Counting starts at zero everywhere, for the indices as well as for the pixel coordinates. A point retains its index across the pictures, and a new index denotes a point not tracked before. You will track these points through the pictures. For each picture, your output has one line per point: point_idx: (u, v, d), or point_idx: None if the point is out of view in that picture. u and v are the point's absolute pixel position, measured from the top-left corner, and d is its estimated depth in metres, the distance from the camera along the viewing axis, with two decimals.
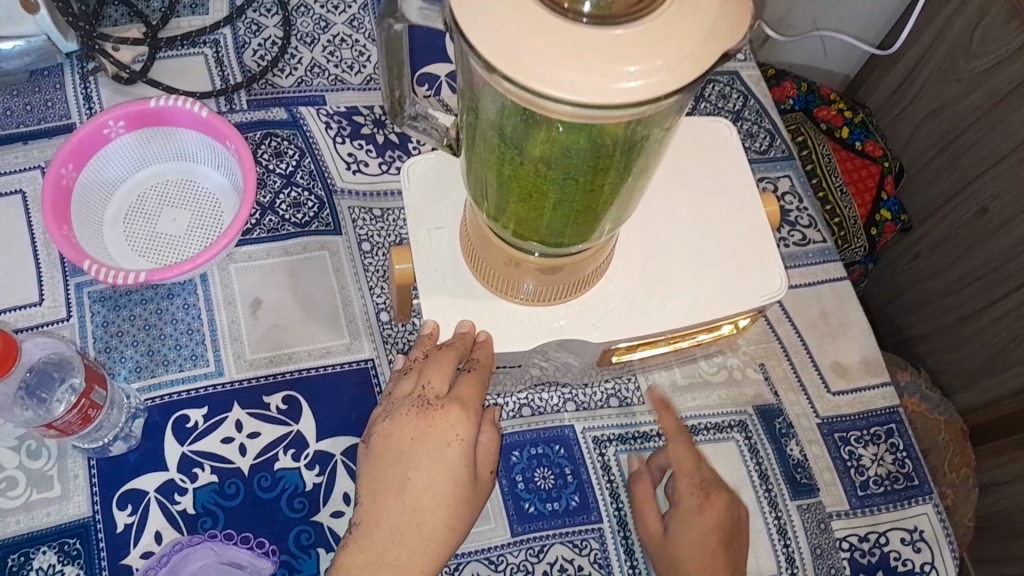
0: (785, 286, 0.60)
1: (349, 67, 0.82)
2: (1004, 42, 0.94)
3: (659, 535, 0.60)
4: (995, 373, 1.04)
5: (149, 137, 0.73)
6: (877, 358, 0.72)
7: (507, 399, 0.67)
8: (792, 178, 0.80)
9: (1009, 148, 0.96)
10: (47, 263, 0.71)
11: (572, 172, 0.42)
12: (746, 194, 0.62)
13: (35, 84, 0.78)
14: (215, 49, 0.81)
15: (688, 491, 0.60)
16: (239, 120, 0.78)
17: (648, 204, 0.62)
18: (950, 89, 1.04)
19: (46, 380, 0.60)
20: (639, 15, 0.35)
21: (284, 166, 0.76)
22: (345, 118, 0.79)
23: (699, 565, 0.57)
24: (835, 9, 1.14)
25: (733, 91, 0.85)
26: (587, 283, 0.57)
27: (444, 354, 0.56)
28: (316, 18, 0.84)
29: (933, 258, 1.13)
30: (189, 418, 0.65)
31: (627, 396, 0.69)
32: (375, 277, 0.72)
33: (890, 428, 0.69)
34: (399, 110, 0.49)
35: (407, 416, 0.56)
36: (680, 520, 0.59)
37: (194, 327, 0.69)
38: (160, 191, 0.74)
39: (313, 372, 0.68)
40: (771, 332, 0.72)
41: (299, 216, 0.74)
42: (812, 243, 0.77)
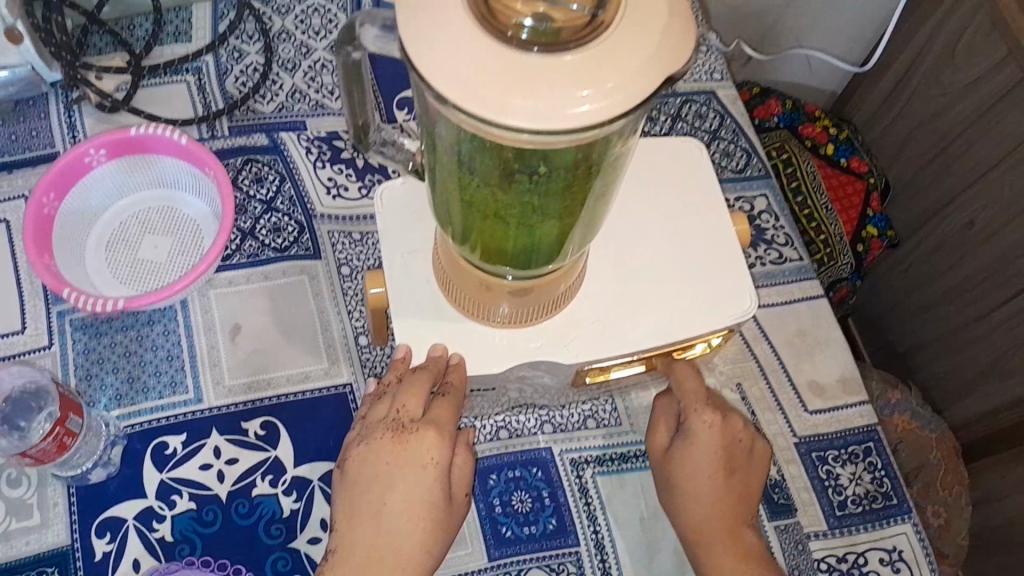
0: (756, 305, 0.60)
1: (329, 92, 0.83)
2: (988, 53, 0.94)
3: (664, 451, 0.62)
4: (987, 386, 1.04)
5: (131, 165, 0.74)
6: (855, 376, 0.72)
7: (484, 422, 0.68)
8: (769, 197, 0.81)
9: (999, 156, 0.96)
10: (30, 291, 0.71)
11: (529, 199, 0.42)
12: (717, 214, 0.63)
13: (20, 114, 0.79)
14: (197, 76, 0.82)
15: (693, 408, 0.61)
16: (220, 147, 0.79)
17: (620, 227, 0.62)
18: (935, 102, 1.05)
19: (23, 408, 0.61)
20: (586, 40, 0.35)
21: (265, 192, 0.77)
22: (325, 143, 0.79)
23: (700, 482, 0.59)
24: (818, 26, 1.15)
25: (710, 111, 0.86)
26: (560, 303, 0.57)
27: (417, 378, 0.56)
28: (297, 43, 0.85)
29: (922, 273, 1.13)
30: (168, 445, 0.66)
31: (604, 418, 0.69)
32: (354, 300, 0.72)
33: (868, 447, 0.69)
34: (363, 136, 0.50)
35: (381, 441, 0.56)
36: (684, 439, 0.61)
37: (174, 353, 0.69)
38: (142, 218, 0.75)
39: (291, 397, 0.68)
40: (749, 352, 0.72)
41: (279, 241, 0.74)
42: (789, 261, 0.77)
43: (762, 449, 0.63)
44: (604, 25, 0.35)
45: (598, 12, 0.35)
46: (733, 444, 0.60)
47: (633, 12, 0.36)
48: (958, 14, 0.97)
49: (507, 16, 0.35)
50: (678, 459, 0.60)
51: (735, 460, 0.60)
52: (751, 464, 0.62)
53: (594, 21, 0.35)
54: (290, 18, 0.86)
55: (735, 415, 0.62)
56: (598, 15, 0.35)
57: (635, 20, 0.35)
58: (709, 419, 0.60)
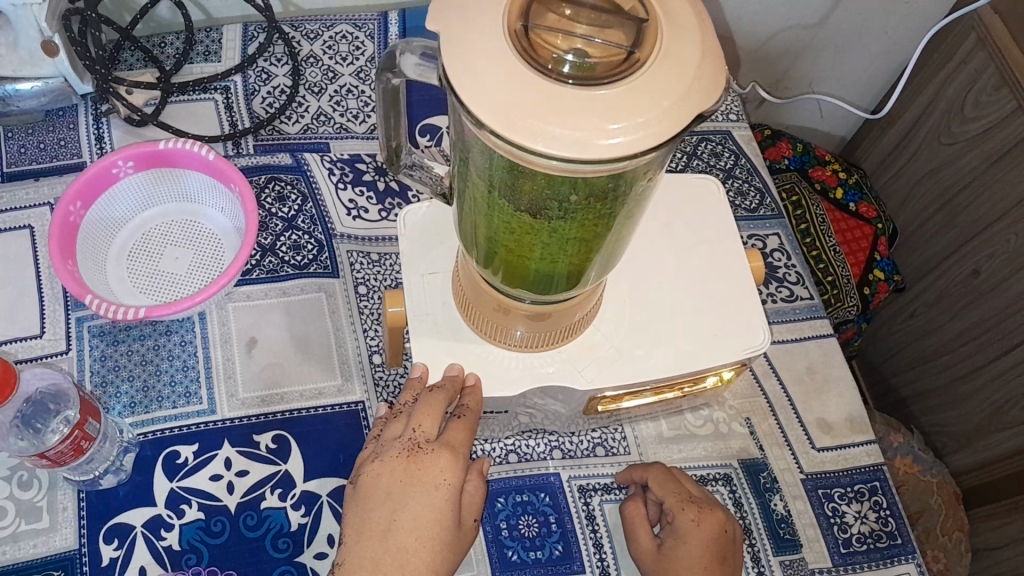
0: (768, 341, 0.61)
1: (354, 116, 0.85)
2: (997, 106, 0.96)
3: (653, 551, 0.61)
4: (989, 435, 1.04)
5: (156, 178, 0.76)
6: (862, 415, 0.73)
7: (494, 445, 0.68)
8: (781, 236, 0.82)
9: (1005, 209, 0.97)
10: (50, 297, 0.72)
11: (558, 223, 0.43)
12: (731, 249, 0.64)
13: (50, 124, 0.81)
14: (226, 95, 0.84)
15: (679, 506, 0.61)
16: (244, 164, 0.80)
17: (635, 257, 0.63)
18: (943, 151, 1.07)
19: (41, 411, 0.62)
20: (621, 76, 0.36)
21: (287, 210, 0.78)
22: (348, 166, 0.81)
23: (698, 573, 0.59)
24: (831, 74, 1.17)
25: (725, 150, 0.88)
26: (573, 331, 0.58)
27: (434, 396, 0.57)
28: (324, 68, 0.87)
29: (928, 317, 1.14)
30: (179, 454, 0.66)
31: (613, 446, 0.70)
32: (370, 319, 0.73)
33: (873, 486, 0.69)
34: (395, 159, 0.52)
35: (396, 459, 0.56)
36: (675, 539, 0.60)
37: (189, 363, 0.70)
38: (164, 231, 0.76)
39: (304, 412, 0.68)
40: (758, 387, 0.73)
41: (299, 258, 0.76)
42: (799, 300, 0.79)
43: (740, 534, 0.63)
44: (640, 62, 0.37)
45: (634, 50, 0.37)
46: (723, 534, 0.60)
47: (669, 51, 0.37)
48: (967, 69, 0.99)
49: (547, 50, 0.37)
50: (676, 563, 0.59)
51: (726, 548, 0.60)
52: (738, 556, 0.62)
53: (630, 58, 0.37)
54: (318, 43, 0.89)
55: (715, 505, 0.62)
56: (634, 53, 0.37)
57: (670, 58, 0.37)
58: (696, 516, 0.60)
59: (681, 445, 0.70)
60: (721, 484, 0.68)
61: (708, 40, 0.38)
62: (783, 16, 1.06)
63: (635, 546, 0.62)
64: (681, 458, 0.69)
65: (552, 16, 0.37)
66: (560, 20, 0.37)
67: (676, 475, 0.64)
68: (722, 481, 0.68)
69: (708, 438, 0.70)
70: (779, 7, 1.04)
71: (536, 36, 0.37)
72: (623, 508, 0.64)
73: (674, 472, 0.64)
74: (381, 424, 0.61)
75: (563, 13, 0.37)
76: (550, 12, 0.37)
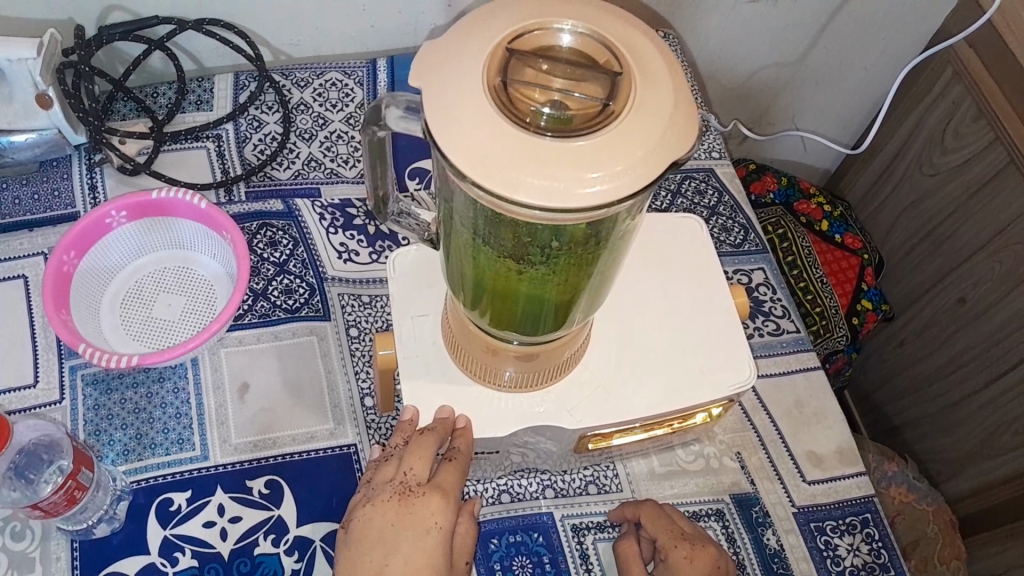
0: (754, 376, 0.61)
1: (344, 161, 0.86)
2: (976, 137, 0.98)
3: None
4: (981, 461, 1.04)
5: (150, 226, 0.77)
6: (852, 447, 0.73)
7: (486, 485, 0.68)
8: (765, 270, 0.83)
9: (989, 236, 0.99)
10: (45, 346, 0.73)
11: (541, 270, 0.45)
12: (715, 287, 0.65)
13: (43, 174, 0.82)
14: (217, 143, 0.86)
15: (673, 544, 0.61)
16: (237, 211, 0.82)
17: (619, 296, 0.65)
18: (926, 182, 1.09)
19: (36, 461, 0.62)
20: (598, 127, 0.38)
21: (279, 255, 0.79)
22: (339, 210, 0.83)
23: None
24: (812, 108, 1.20)
25: (708, 187, 0.89)
26: (564, 369, 0.59)
27: (425, 439, 0.57)
28: (315, 115, 0.89)
29: (918, 345, 1.15)
30: (172, 501, 0.66)
31: (605, 484, 0.70)
32: (361, 361, 0.74)
33: (865, 518, 0.70)
34: (382, 207, 0.53)
35: (387, 503, 0.56)
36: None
37: (182, 411, 0.70)
38: (157, 278, 0.77)
39: (296, 457, 0.69)
40: (747, 422, 0.74)
41: (290, 302, 0.76)
42: (786, 333, 0.80)
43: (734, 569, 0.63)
44: (615, 113, 0.38)
45: (609, 102, 0.39)
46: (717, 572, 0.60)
47: (642, 102, 0.38)
48: (946, 101, 1.02)
49: (525, 104, 0.39)
50: None
51: None
52: None
53: (605, 109, 0.38)
54: (308, 91, 0.90)
55: (708, 542, 0.62)
56: (609, 105, 0.39)
57: (644, 108, 0.38)
58: (688, 554, 0.61)
59: (673, 481, 0.70)
60: (713, 520, 0.68)
61: (680, 90, 0.40)
62: (763, 54, 1.08)
63: None
64: (673, 494, 0.70)
65: (529, 72, 0.39)
66: (538, 75, 0.39)
67: (669, 512, 0.64)
68: (714, 516, 0.69)
69: (699, 474, 0.71)
70: (759, 45, 1.07)
71: (515, 90, 0.39)
72: (616, 547, 0.64)
73: (666, 509, 0.65)
74: (374, 465, 0.61)
75: (540, 68, 0.40)
76: (527, 67, 0.40)
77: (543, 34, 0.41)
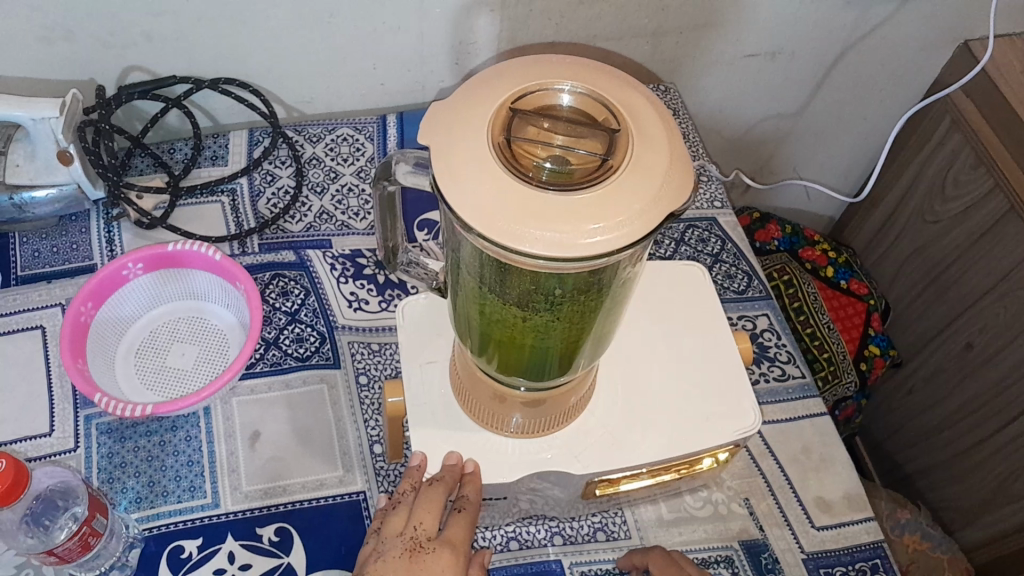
0: (759, 422, 0.62)
1: (355, 214, 0.89)
2: (975, 185, 1.00)
3: None
4: (996, 508, 1.03)
5: (165, 277, 0.79)
6: (860, 492, 0.73)
7: (494, 533, 0.68)
8: (770, 316, 0.84)
9: (994, 281, 0.99)
10: (60, 395, 0.74)
11: (547, 317, 0.46)
12: (719, 333, 0.66)
13: (62, 228, 0.85)
14: (232, 197, 0.89)
15: None
16: (250, 262, 0.83)
17: (624, 343, 0.66)
18: (929, 229, 1.10)
19: (50, 508, 0.62)
20: (598, 181, 0.39)
21: (290, 304, 0.81)
22: (349, 261, 0.84)
23: None
24: (813, 158, 1.22)
25: (712, 235, 0.91)
26: (571, 415, 0.60)
27: (433, 492, 0.58)
28: (326, 169, 0.92)
29: (927, 391, 1.15)
30: (183, 549, 0.66)
31: (613, 530, 0.70)
32: (370, 409, 0.75)
33: (875, 563, 0.69)
34: (393, 258, 0.55)
35: (397, 559, 0.57)
36: None
37: (194, 459, 0.71)
38: (172, 327, 0.79)
39: (306, 504, 0.69)
40: (755, 467, 0.74)
41: (301, 350, 0.78)
42: (791, 378, 0.80)
43: None
44: (613, 168, 0.40)
45: (608, 157, 0.41)
46: None
47: (640, 157, 0.40)
48: (945, 149, 1.04)
49: (528, 159, 0.41)
50: None
51: None
52: None
53: (604, 164, 0.40)
54: (321, 146, 0.93)
55: None
56: (608, 160, 0.40)
57: (642, 162, 0.40)
58: None
59: (681, 528, 0.70)
60: (722, 566, 0.68)
61: (676, 146, 0.42)
62: (763, 106, 1.11)
63: None
64: (682, 540, 0.69)
65: (531, 129, 0.42)
66: (540, 132, 0.42)
67: (676, 557, 0.64)
68: (723, 563, 0.68)
69: (708, 520, 0.71)
70: (759, 99, 1.09)
71: (518, 146, 0.41)
72: None
73: (673, 554, 0.64)
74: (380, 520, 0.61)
75: (541, 126, 0.42)
76: (530, 125, 0.42)
77: (544, 95, 0.43)
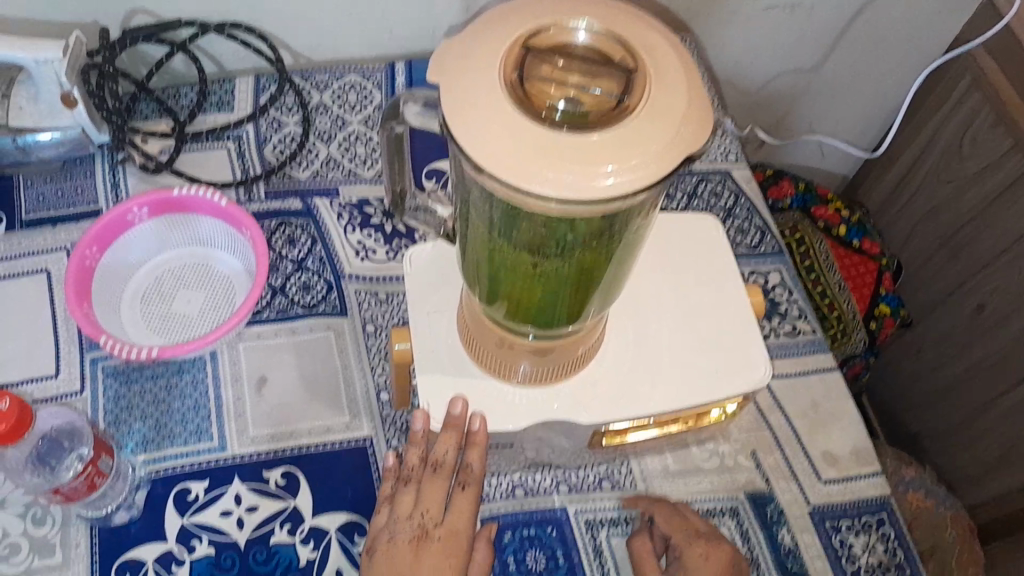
0: (769, 376, 0.61)
1: (362, 162, 0.87)
2: (993, 144, 0.98)
3: None
4: (1002, 470, 1.03)
5: (171, 223, 0.78)
6: (868, 448, 0.73)
7: (501, 480, 0.68)
8: (782, 272, 0.83)
9: (1008, 243, 0.98)
10: (66, 339, 0.74)
11: (562, 262, 0.45)
12: (731, 286, 0.66)
13: (67, 172, 0.84)
14: (238, 143, 0.87)
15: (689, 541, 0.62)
16: (256, 210, 0.83)
17: (634, 296, 0.65)
18: (944, 189, 1.08)
19: (56, 449, 0.63)
20: (612, 123, 0.38)
21: (297, 253, 0.80)
22: (356, 210, 0.83)
23: None
24: (828, 114, 1.20)
25: (725, 190, 0.89)
26: (579, 364, 0.59)
27: (439, 480, 0.61)
28: (334, 117, 0.90)
29: (936, 352, 1.14)
30: (190, 491, 0.66)
31: (619, 480, 0.70)
32: (377, 357, 0.74)
33: (881, 517, 0.69)
34: (400, 203, 0.55)
35: (403, 546, 0.58)
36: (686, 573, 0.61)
37: (201, 403, 0.71)
38: (178, 273, 0.78)
39: (313, 449, 0.69)
40: (762, 421, 0.74)
41: (308, 299, 0.77)
42: (802, 334, 0.80)
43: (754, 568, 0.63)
44: (629, 109, 0.39)
45: (624, 98, 0.39)
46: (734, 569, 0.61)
47: (657, 98, 0.39)
48: (964, 108, 1.01)
49: (541, 99, 0.39)
50: None
51: None
52: None
53: (619, 105, 0.39)
54: (328, 93, 0.91)
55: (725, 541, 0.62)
56: (623, 101, 0.39)
57: (659, 104, 0.39)
58: (703, 552, 0.61)
59: (687, 479, 0.70)
60: (727, 517, 0.68)
61: (695, 88, 0.40)
62: (780, 60, 1.09)
63: None
64: (688, 492, 0.69)
65: (545, 68, 0.40)
66: (554, 71, 0.40)
67: (683, 510, 0.65)
68: (728, 514, 0.68)
69: (714, 472, 0.71)
70: (775, 53, 1.07)
71: (531, 86, 0.40)
72: (630, 544, 0.64)
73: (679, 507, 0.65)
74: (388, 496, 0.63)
75: (556, 65, 0.41)
76: (544, 63, 0.40)
77: (558, 33, 0.42)
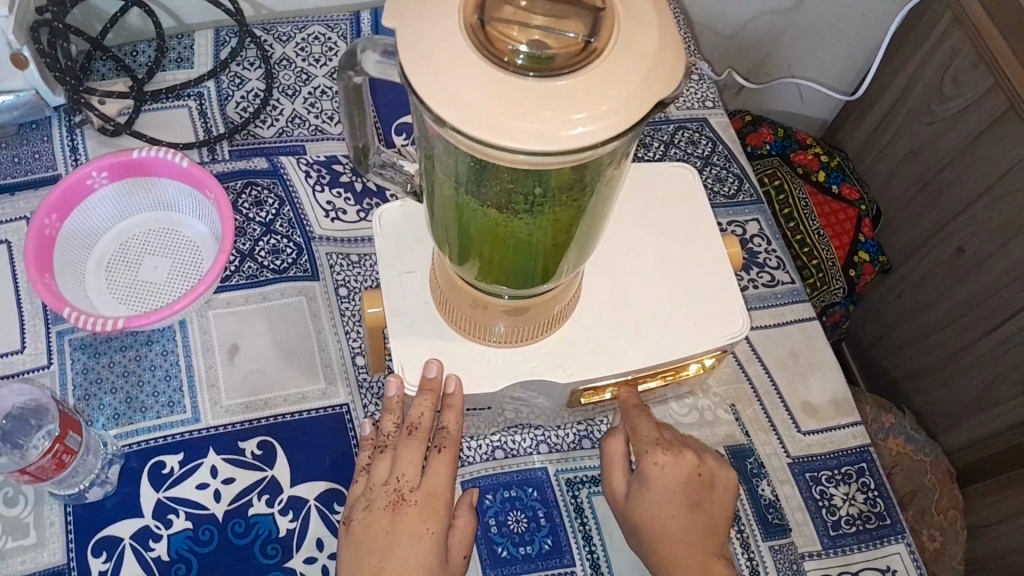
0: (748, 326, 0.61)
1: (329, 118, 0.85)
2: (973, 86, 0.97)
3: (623, 497, 0.62)
4: (980, 412, 1.04)
5: (132, 187, 0.75)
6: (847, 397, 0.73)
7: (479, 442, 0.68)
8: (760, 221, 0.82)
9: (988, 185, 0.97)
10: (30, 312, 0.72)
11: (533, 222, 0.44)
12: (709, 236, 0.64)
13: (22, 137, 0.80)
14: (199, 101, 0.84)
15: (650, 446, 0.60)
16: (220, 170, 0.80)
17: (611, 249, 0.63)
18: (924, 131, 1.07)
19: (22, 426, 0.62)
20: (580, 66, 0.36)
21: (264, 215, 0.78)
22: (324, 167, 0.81)
23: (665, 519, 0.60)
24: (807, 56, 1.18)
25: (702, 137, 0.88)
26: (554, 323, 0.58)
27: (410, 443, 0.60)
28: (298, 71, 0.87)
29: (916, 296, 1.14)
30: (165, 464, 0.66)
31: (598, 438, 0.70)
32: (351, 321, 0.73)
33: (861, 467, 0.70)
34: (363, 158, 0.52)
35: (378, 512, 0.58)
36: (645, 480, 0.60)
37: (171, 373, 0.70)
38: (142, 240, 0.76)
39: (290, 416, 0.68)
40: (741, 373, 0.73)
41: (278, 263, 0.75)
42: (780, 284, 0.79)
43: (723, 476, 0.62)
44: (597, 53, 0.36)
45: (592, 39, 0.36)
46: (694, 478, 0.60)
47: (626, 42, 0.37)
48: (944, 48, 1.00)
49: (504, 43, 0.36)
50: (645, 505, 0.60)
51: (700, 493, 0.60)
52: (720, 500, 0.62)
53: (588, 48, 0.36)
54: (291, 46, 0.88)
55: (689, 448, 0.62)
56: (592, 43, 0.36)
57: (628, 47, 0.37)
58: (661, 461, 0.60)
59: None
60: None
61: (666, 29, 0.38)
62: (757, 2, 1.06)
63: (610, 486, 0.63)
64: None
65: (507, 9, 0.36)
66: (517, 12, 0.36)
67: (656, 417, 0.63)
68: None
69: (695, 426, 0.70)
70: None
71: (492, 29, 0.36)
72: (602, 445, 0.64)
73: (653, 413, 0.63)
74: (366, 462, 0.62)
75: (518, 4, 0.36)
76: (506, 3, 0.37)
77: None
